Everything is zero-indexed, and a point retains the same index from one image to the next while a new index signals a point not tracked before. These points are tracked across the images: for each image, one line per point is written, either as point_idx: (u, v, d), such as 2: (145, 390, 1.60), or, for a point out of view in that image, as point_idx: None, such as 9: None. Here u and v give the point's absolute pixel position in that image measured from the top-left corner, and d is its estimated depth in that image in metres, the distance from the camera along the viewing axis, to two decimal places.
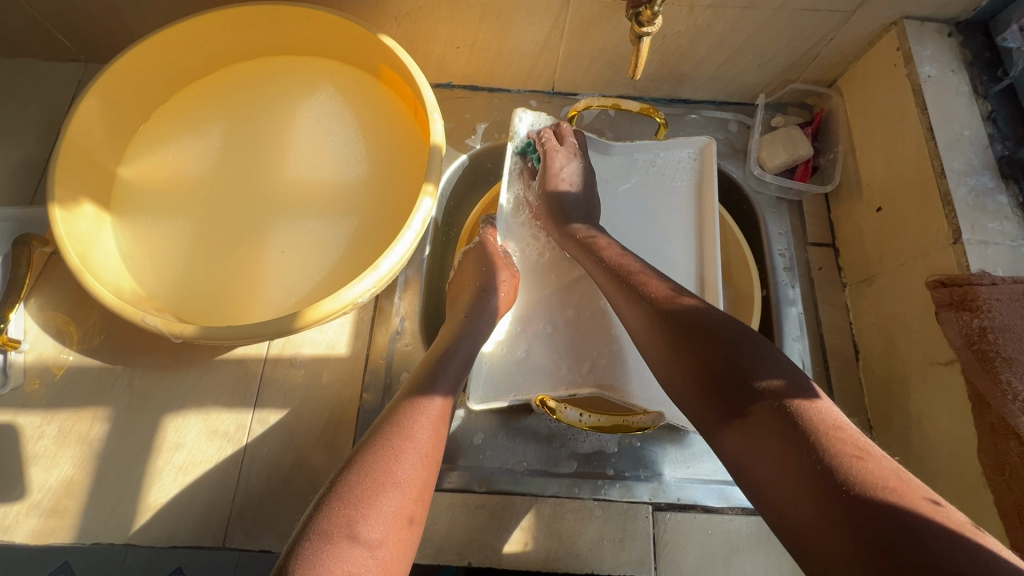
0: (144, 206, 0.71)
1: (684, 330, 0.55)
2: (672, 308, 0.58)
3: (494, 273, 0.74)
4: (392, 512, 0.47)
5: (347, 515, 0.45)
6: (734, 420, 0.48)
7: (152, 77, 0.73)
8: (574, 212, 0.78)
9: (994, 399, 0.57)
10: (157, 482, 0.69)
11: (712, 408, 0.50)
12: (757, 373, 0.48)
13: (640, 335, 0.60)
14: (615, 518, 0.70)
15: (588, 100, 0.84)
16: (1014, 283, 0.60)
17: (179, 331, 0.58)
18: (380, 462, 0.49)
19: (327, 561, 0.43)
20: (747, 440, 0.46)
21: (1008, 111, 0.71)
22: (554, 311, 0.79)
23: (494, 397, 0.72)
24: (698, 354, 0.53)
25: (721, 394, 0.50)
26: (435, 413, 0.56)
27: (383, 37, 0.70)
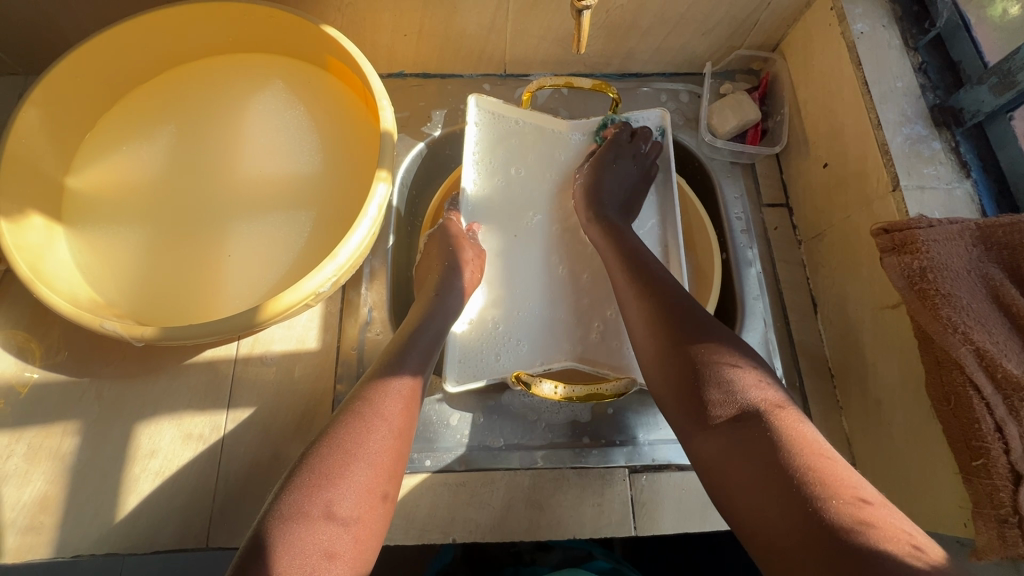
0: (96, 213, 0.70)
1: (676, 322, 0.59)
2: (671, 305, 0.61)
3: (459, 253, 0.74)
4: (365, 489, 0.48)
5: (322, 494, 0.46)
6: (714, 429, 0.51)
7: (95, 82, 0.71)
8: (611, 202, 0.78)
9: (936, 334, 0.59)
10: (135, 488, 0.68)
11: (693, 408, 0.53)
12: (740, 383, 0.52)
13: (628, 309, 0.65)
14: (593, 483, 0.72)
15: (541, 79, 0.85)
16: (949, 224, 0.63)
17: (140, 333, 0.57)
18: (349, 441, 0.50)
19: (305, 540, 0.44)
20: (724, 443, 0.50)
21: (937, 61, 0.73)
22: (523, 288, 0.80)
23: (470, 378, 0.73)
24: (691, 353, 0.56)
25: (692, 378, 0.55)
26: (405, 391, 0.56)
27: (326, 28, 0.70)
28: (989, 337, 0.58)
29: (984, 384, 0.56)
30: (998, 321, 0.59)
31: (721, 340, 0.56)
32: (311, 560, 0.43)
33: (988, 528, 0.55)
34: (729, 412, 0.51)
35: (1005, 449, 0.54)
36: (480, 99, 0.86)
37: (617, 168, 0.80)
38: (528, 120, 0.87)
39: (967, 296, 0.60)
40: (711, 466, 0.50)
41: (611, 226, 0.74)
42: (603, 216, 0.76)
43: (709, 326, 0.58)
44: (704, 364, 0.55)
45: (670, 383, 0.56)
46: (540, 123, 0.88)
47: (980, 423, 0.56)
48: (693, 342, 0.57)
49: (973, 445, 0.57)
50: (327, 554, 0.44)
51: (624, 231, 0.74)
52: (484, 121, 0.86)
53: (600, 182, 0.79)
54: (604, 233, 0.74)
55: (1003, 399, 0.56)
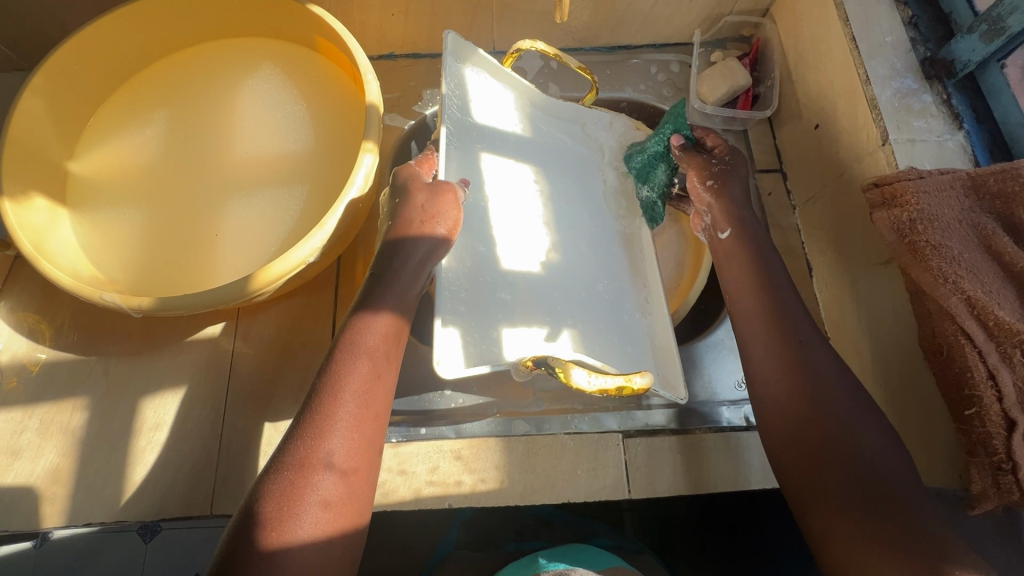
0: (97, 196, 0.73)
1: (817, 388, 0.55)
2: (810, 362, 0.57)
3: None
4: (357, 438, 0.49)
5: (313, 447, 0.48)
6: (850, 510, 0.48)
7: (92, 69, 0.74)
8: (747, 216, 0.68)
9: (927, 285, 0.59)
10: (142, 461, 0.71)
11: (829, 483, 0.51)
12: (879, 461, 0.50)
13: (759, 362, 0.60)
14: (587, 448, 0.72)
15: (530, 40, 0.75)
16: (940, 174, 0.62)
17: (138, 304, 0.59)
18: (337, 390, 0.51)
19: (299, 490, 0.46)
20: (858, 527, 0.47)
21: (928, 14, 0.72)
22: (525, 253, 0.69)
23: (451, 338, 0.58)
24: (829, 426, 0.53)
25: (827, 453, 0.52)
26: (382, 332, 0.55)
27: (312, 7, 0.72)
28: (981, 286, 0.57)
29: (976, 332, 0.55)
30: (990, 270, 0.58)
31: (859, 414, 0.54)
32: (310, 508, 0.45)
33: (983, 476, 0.54)
34: (871, 496, 0.48)
35: (998, 397, 0.54)
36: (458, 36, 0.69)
37: (736, 183, 0.70)
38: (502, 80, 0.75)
39: (958, 246, 0.59)
40: (839, 548, 0.48)
41: (748, 252, 0.65)
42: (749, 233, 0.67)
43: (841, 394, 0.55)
44: (843, 446, 0.52)
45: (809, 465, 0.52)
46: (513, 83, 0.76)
47: (972, 372, 0.55)
48: (829, 412, 0.54)
49: (966, 395, 0.56)
50: (324, 502, 0.46)
51: (763, 258, 0.65)
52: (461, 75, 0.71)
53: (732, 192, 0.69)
54: (731, 257, 0.66)
55: (996, 347, 0.55)
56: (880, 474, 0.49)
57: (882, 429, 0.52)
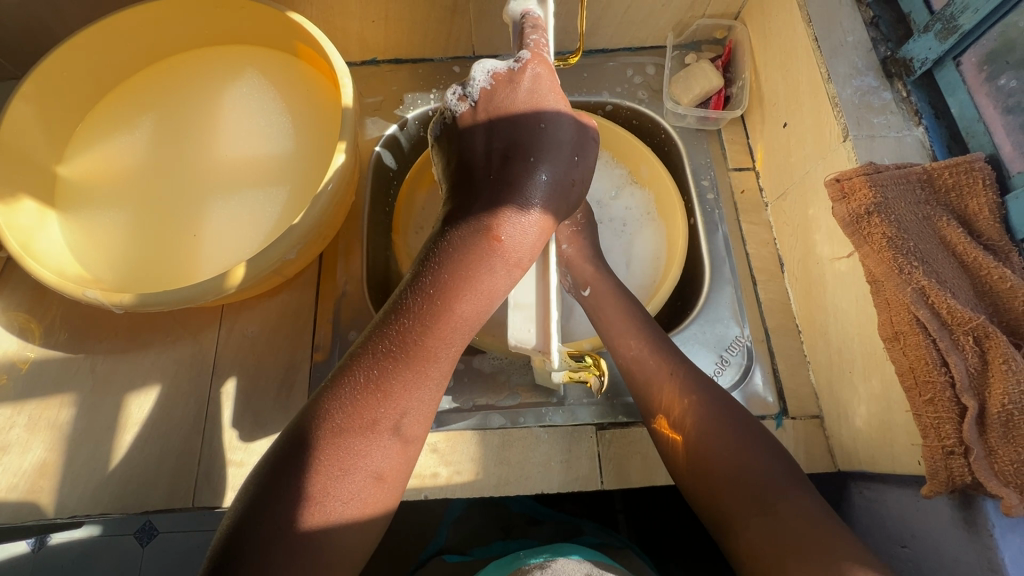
0: (85, 198, 0.75)
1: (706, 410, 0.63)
2: (691, 385, 0.65)
3: None
4: (424, 411, 0.54)
5: (387, 415, 0.52)
6: (757, 520, 0.54)
7: (81, 77, 0.77)
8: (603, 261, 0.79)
9: (885, 276, 0.61)
10: (126, 456, 0.73)
11: (732, 494, 0.57)
12: (764, 470, 0.57)
13: (657, 384, 0.67)
14: (561, 441, 0.74)
15: None
16: (896, 169, 0.64)
17: (119, 300, 0.62)
18: (423, 357, 0.53)
19: (367, 450, 0.51)
20: (767, 531, 0.53)
21: (889, 14, 0.74)
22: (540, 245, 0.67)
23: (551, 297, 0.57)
24: (727, 445, 0.59)
25: (726, 465, 0.58)
26: (479, 296, 0.55)
27: (291, 14, 0.74)
28: (935, 275, 0.58)
29: (930, 320, 0.57)
30: (945, 261, 0.60)
31: (749, 431, 0.60)
32: (375, 472, 0.51)
33: (936, 460, 0.56)
34: (764, 500, 0.55)
35: (951, 383, 0.55)
36: None
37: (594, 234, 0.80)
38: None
39: (914, 237, 0.61)
40: (753, 554, 0.54)
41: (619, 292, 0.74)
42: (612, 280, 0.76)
43: (733, 415, 0.62)
44: (734, 461, 0.58)
45: (704, 473, 0.59)
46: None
47: (926, 360, 0.56)
48: (727, 430, 0.60)
49: (921, 382, 0.57)
50: (387, 466, 0.52)
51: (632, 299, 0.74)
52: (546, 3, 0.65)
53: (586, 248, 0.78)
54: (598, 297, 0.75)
55: (949, 334, 0.56)
56: (768, 482, 0.56)
57: (758, 440, 0.60)
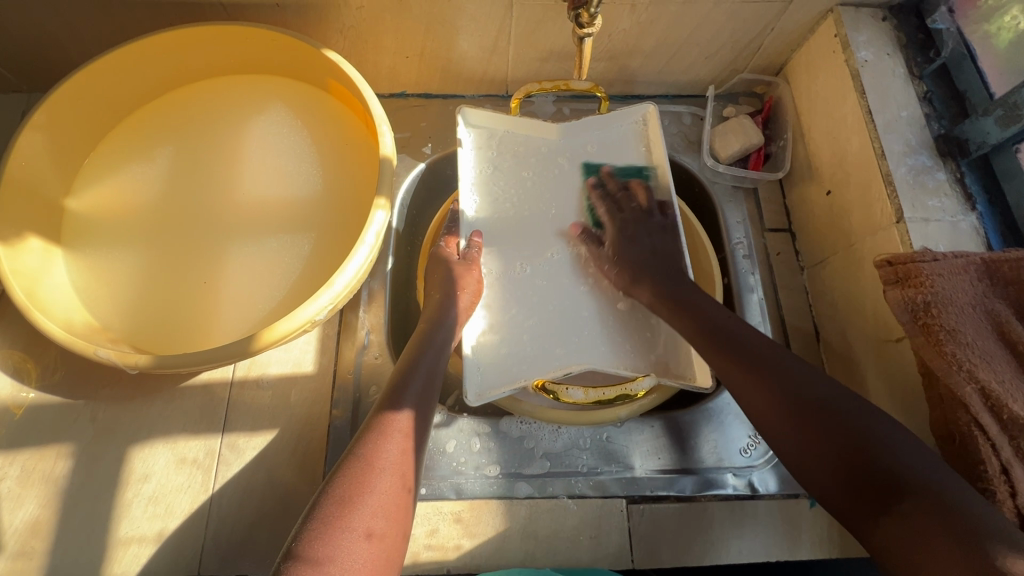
0: (95, 236, 0.70)
1: (805, 396, 0.55)
2: (794, 381, 0.56)
3: (460, 275, 0.73)
4: (390, 503, 0.50)
5: (347, 526, 0.47)
6: (891, 518, 0.45)
7: (95, 104, 0.72)
8: (654, 263, 0.74)
9: (941, 371, 0.59)
10: (127, 515, 0.68)
11: (841, 493, 0.49)
12: (884, 461, 0.48)
13: (730, 377, 0.61)
14: (590, 514, 0.71)
15: (528, 86, 0.78)
16: (954, 258, 0.62)
17: (134, 362, 0.57)
18: (369, 456, 0.53)
19: (336, 555, 0.45)
20: (901, 531, 0.44)
21: (942, 90, 0.73)
22: (508, 320, 0.75)
23: (489, 394, 0.69)
24: (828, 434, 0.51)
25: (835, 458, 0.50)
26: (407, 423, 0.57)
27: (328, 52, 0.70)
28: (995, 376, 0.57)
29: (990, 424, 0.56)
30: (1003, 359, 0.59)
31: (856, 410, 0.52)
32: None
33: None
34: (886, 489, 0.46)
35: (1011, 493, 0.54)
36: (470, 111, 0.84)
37: (636, 239, 0.75)
38: (520, 130, 0.85)
39: (972, 333, 0.59)
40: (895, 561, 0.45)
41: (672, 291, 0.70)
42: (650, 276, 0.72)
43: (840, 401, 0.53)
44: (848, 429, 0.51)
45: (808, 442, 0.52)
46: (531, 131, 0.85)
47: (985, 465, 0.55)
48: (829, 417, 0.52)
49: (978, 487, 0.56)
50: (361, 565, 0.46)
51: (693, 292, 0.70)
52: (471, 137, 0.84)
53: (625, 253, 0.74)
54: (658, 298, 0.71)
55: (1009, 440, 0.55)
56: (906, 476, 0.46)
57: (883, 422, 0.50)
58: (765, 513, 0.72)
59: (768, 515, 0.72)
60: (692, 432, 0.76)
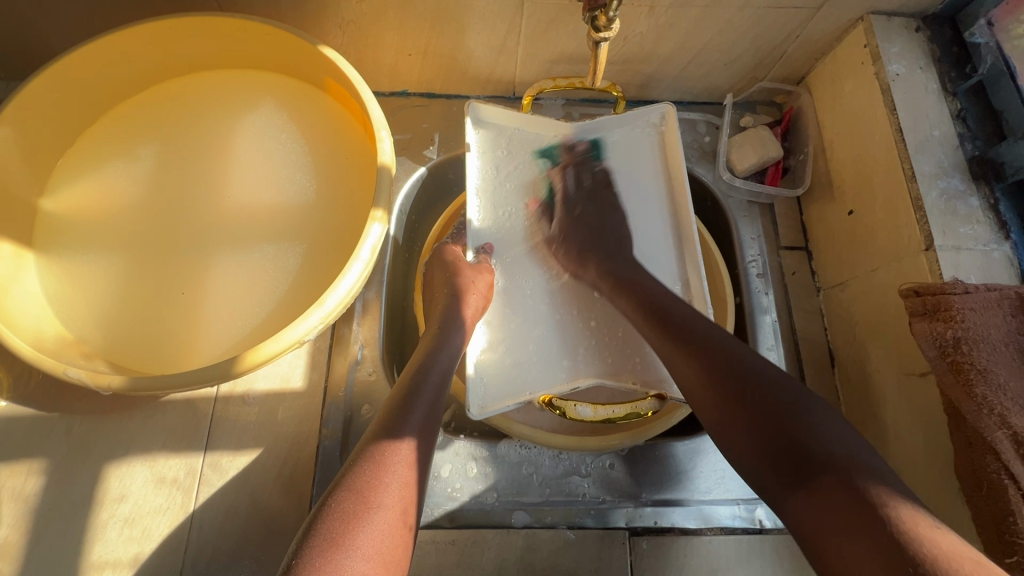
0: (70, 241, 0.66)
1: (736, 372, 0.52)
2: (732, 364, 0.53)
3: (462, 277, 0.68)
4: (387, 550, 0.45)
5: (342, 563, 0.42)
6: (813, 498, 0.42)
7: (73, 98, 0.67)
8: (597, 246, 0.72)
9: (970, 413, 0.55)
10: (101, 538, 0.64)
11: (771, 465, 0.46)
12: (823, 443, 0.44)
13: (675, 367, 0.57)
14: (590, 546, 0.68)
15: (541, 82, 0.74)
16: (987, 291, 0.58)
17: (106, 383, 0.53)
18: (366, 493, 0.47)
19: None
20: (813, 507, 0.42)
21: (977, 108, 0.69)
22: (515, 332, 0.72)
23: (492, 408, 0.66)
24: (762, 418, 0.48)
25: (772, 439, 0.47)
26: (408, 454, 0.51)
27: (324, 49, 0.66)
28: None
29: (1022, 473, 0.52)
30: None
31: (792, 396, 0.49)
32: None
33: None
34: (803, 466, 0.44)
35: None
36: (479, 109, 0.78)
37: (581, 219, 0.75)
38: (534, 129, 0.80)
39: (1004, 372, 0.56)
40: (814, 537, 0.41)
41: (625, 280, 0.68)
42: (596, 259, 0.71)
43: (763, 371, 0.52)
44: (783, 418, 0.47)
45: (727, 415, 0.51)
46: (544, 130, 0.80)
47: (1015, 517, 0.52)
48: (760, 397, 0.49)
49: (1006, 540, 0.53)
50: None
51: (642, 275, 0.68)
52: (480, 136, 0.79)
53: (573, 234, 0.74)
54: (618, 289, 0.68)
55: None
56: (824, 451, 0.44)
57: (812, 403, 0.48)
58: (775, 549, 0.69)
59: (778, 553, 0.68)
60: (699, 462, 0.72)
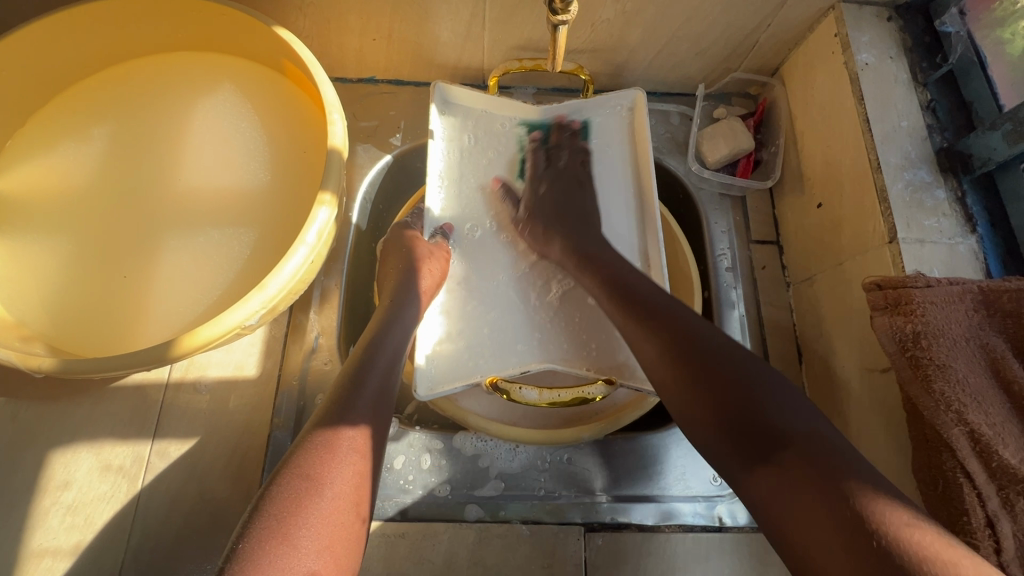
0: (17, 222, 0.65)
1: (694, 346, 0.51)
2: (689, 338, 0.52)
3: (415, 252, 0.68)
4: (338, 541, 0.44)
5: (292, 544, 0.41)
6: (762, 473, 0.42)
7: (22, 77, 0.65)
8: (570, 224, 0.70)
9: (928, 409, 0.54)
10: (43, 525, 0.63)
11: (723, 442, 0.45)
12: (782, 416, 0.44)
13: (640, 349, 0.55)
14: (544, 541, 0.66)
15: (506, 63, 0.73)
16: (949, 284, 0.57)
17: (38, 365, 0.52)
18: (313, 483, 0.45)
19: None
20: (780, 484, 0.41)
21: (947, 99, 0.67)
22: (470, 314, 0.71)
23: (440, 388, 0.65)
24: (724, 388, 0.47)
25: (726, 412, 0.46)
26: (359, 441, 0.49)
27: (278, 30, 0.64)
28: (985, 418, 0.52)
29: (977, 472, 0.50)
30: (995, 400, 0.53)
31: (757, 371, 0.47)
32: None
33: None
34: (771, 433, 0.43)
35: (996, 549, 0.49)
36: (445, 86, 0.76)
37: (560, 195, 0.73)
38: (503, 112, 0.79)
39: (964, 368, 0.54)
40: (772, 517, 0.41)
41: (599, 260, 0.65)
42: (561, 233, 0.69)
43: (724, 349, 0.50)
44: (744, 390, 0.46)
45: (686, 390, 0.49)
46: (510, 111, 0.78)
47: (969, 517, 0.50)
48: (721, 367, 0.48)
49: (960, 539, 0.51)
50: None
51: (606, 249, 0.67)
52: (444, 114, 0.77)
53: (540, 208, 0.72)
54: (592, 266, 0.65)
55: (997, 491, 0.50)
56: (795, 429, 0.42)
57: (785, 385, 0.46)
58: (733, 547, 0.67)
59: (735, 550, 0.67)
60: (659, 457, 0.70)
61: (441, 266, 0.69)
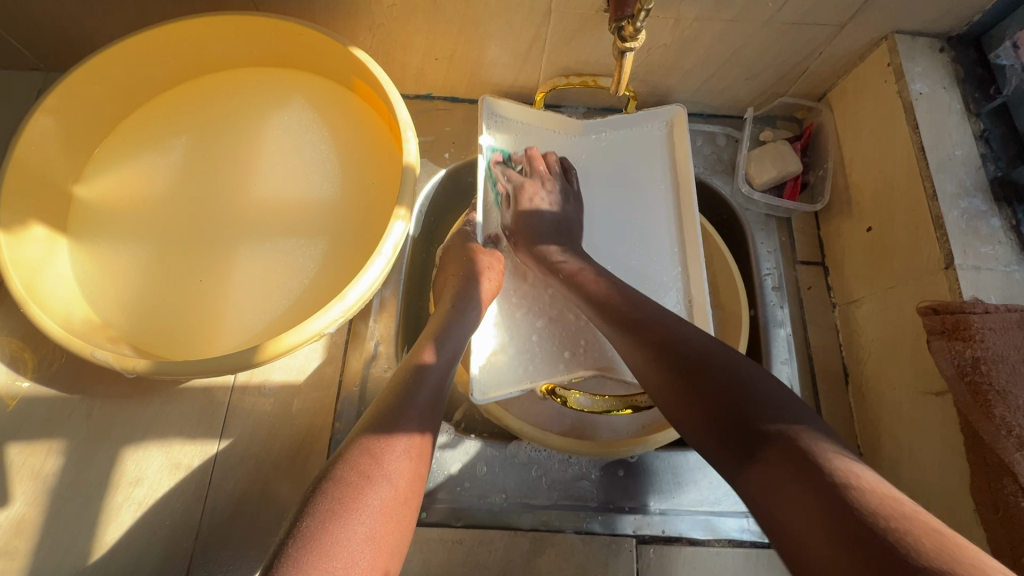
0: (101, 227, 0.68)
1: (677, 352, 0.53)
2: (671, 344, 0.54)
3: (476, 261, 0.70)
4: (401, 541, 0.46)
5: (363, 532, 0.43)
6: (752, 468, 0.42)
7: (111, 90, 0.69)
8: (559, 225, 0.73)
9: (987, 433, 0.55)
10: (115, 519, 0.65)
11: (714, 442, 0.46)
12: (762, 412, 0.45)
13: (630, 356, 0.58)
14: (596, 552, 0.67)
15: (553, 81, 0.78)
16: (1007, 311, 0.58)
17: (133, 366, 0.55)
18: (383, 484, 0.46)
19: None
20: (766, 480, 0.41)
21: (1001, 130, 0.69)
22: (521, 321, 0.74)
23: (495, 393, 0.68)
24: (707, 392, 0.48)
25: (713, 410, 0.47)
26: (418, 444, 0.51)
27: (355, 50, 0.67)
28: None
29: None
30: None
31: (727, 367, 0.50)
32: None
33: None
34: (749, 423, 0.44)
35: None
36: (495, 100, 0.79)
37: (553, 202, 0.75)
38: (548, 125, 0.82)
39: None
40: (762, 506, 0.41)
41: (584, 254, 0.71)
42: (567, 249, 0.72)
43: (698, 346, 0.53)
44: (728, 390, 0.47)
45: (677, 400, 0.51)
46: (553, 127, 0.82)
47: None
48: (697, 371, 0.50)
49: (1022, 563, 0.52)
50: None
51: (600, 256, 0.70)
52: (496, 126, 0.80)
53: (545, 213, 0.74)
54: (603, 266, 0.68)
55: None
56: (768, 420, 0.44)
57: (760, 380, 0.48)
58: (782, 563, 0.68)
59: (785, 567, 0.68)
60: (708, 472, 0.72)
61: (499, 273, 0.72)
